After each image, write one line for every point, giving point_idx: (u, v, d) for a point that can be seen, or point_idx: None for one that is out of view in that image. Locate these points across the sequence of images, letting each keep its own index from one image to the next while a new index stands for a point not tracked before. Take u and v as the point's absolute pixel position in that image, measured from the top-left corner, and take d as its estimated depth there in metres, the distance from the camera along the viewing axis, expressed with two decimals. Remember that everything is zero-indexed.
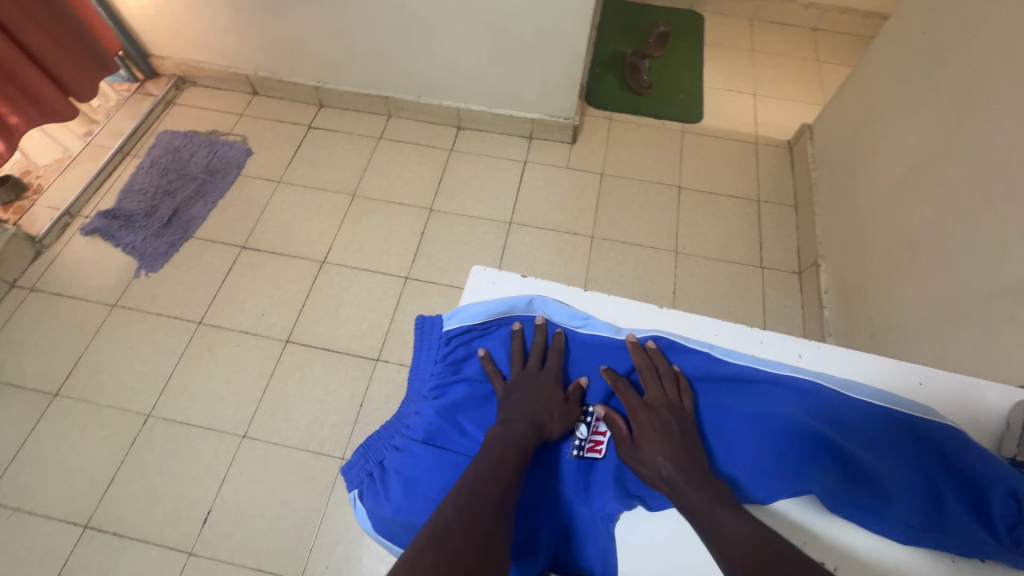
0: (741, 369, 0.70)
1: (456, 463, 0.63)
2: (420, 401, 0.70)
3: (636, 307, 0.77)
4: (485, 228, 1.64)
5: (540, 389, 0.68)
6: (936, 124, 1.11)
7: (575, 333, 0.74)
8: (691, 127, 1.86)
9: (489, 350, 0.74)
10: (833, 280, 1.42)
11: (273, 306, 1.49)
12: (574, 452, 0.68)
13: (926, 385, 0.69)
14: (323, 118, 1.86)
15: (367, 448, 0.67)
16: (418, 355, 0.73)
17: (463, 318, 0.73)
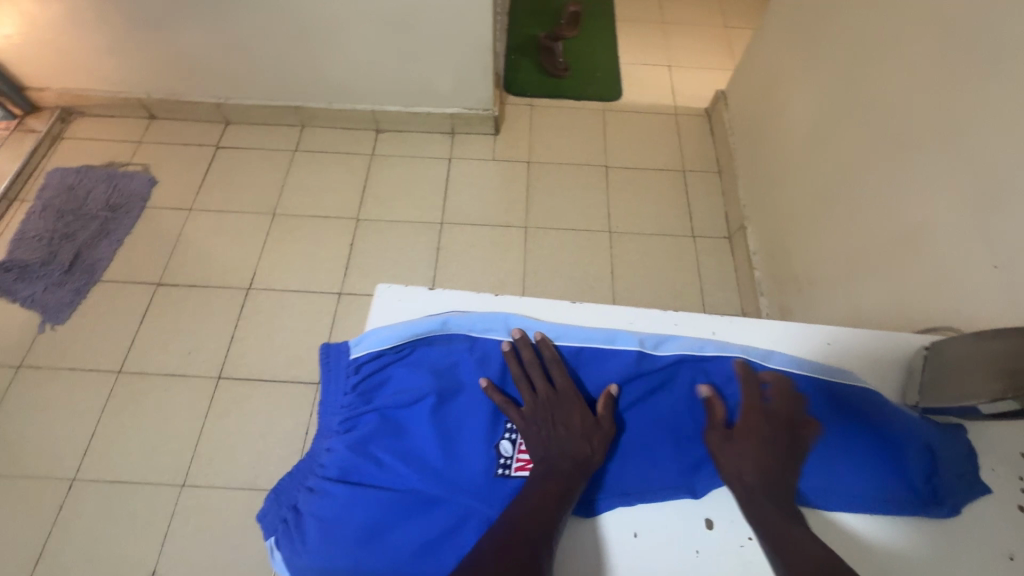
0: (665, 358, 0.68)
1: (378, 500, 0.60)
2: (331, 438, 0.64)
3: (551, 305, 0.72)
4: (417, 231, 1.59)
5: (566, 420, 0.63)
6: (834, 80, 1.14)
7: (489, 343, 0.69)
8: (612, 105, 1.86)
9: (403, 375, 0.67)
10: (760, 241, 1.45)
11: (199, 343, 1.40)
12: (499, 472, 0.61)
13: (833, 344, 0.70)
14: (231, 135, 1.75)
15: (279, 493, 0.63)
16: (323, 387, 0.66)
17: (371, 344, 0.67)
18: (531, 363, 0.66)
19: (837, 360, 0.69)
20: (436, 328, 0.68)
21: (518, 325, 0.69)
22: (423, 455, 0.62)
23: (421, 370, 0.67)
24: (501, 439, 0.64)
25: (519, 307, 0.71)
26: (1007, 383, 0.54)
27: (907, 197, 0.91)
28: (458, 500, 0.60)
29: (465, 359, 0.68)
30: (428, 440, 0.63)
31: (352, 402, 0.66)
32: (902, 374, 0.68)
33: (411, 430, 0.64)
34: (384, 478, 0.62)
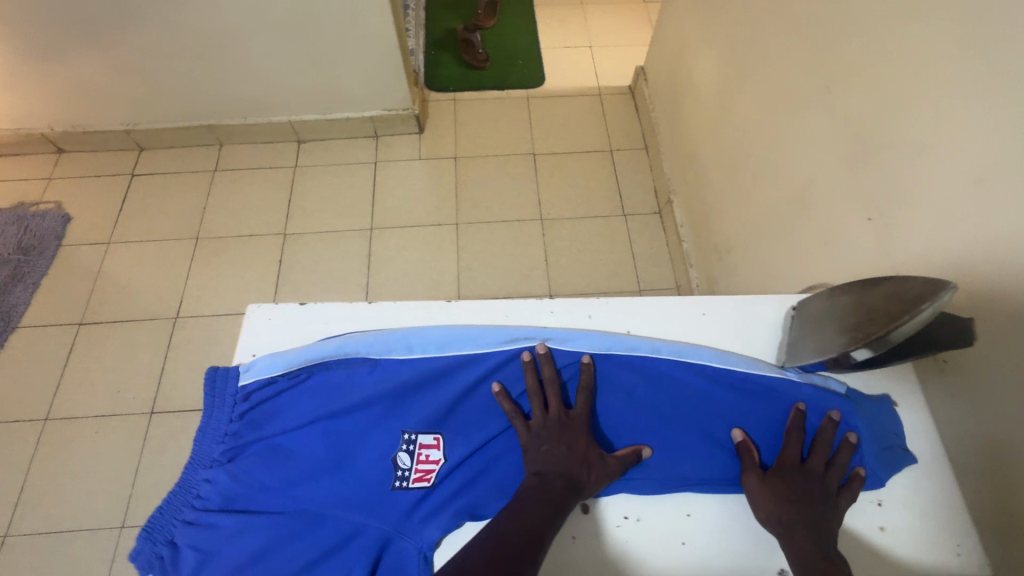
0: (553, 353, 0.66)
1: (265, 528, 0.58)
2: (212, 467, 0.61)
3: (427, 308, 0.69)
4: (347, 240, 1.56)
5: (571, 440, 0.60)
6: (728, 48, 1.14)
7: (385, 359, 0.65)
8: (536, 91, 1.85)
9: (296, 399, 0.64)
10: (685, 214, 1.47)
11: (129, 379, 1.36)
12: (394, 484, 0.61)
13: (708, 314, 0.70)
14: (147, 162, 1.69)
15: (152, 529, 0.58)
16: (206, 413, 0.62)
17: (263, 370, 0.63)
18: (553, 383, 0.63)
19: (712, 329, 0.69)
20: (331, 352, 0.65)
21: (404, 337, 0.67)
22: (320, 476, 0.61)
23: (317, 395, 0.64)
24: (399, 451, 0.62)
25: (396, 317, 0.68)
26: (851, 334, 0.55)
27: (793, 158, 0.92)
28: (348, 517, 0.59)
29: (362, 379, 0.65)
30: (325, 463, 0.61)
31: (238, 430, 0.62)
32: (776, 336, 0.68)
33: (305, 454, 0.62)
34: (270, 502, 0.60)
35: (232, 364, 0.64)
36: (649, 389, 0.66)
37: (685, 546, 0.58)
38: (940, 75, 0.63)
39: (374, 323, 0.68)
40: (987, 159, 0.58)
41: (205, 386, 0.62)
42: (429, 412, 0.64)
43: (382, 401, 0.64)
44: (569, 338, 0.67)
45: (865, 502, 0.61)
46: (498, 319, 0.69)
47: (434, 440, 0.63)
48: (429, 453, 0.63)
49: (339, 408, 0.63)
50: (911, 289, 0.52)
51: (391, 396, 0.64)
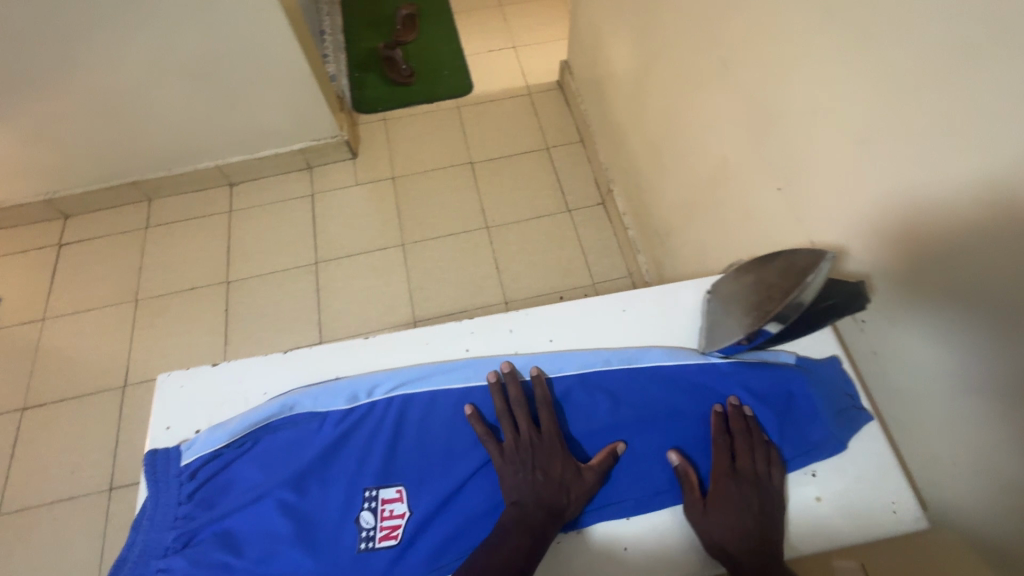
0: (496, 379, 0.63)
1: None
2: (165, 557, 0.52)
3: (339, 350, 0.64)
4: (293, 277, 1.53)
5: (546, 463, 0.56)
6: (636, 33, 1.14)
7: (334, 412, 0.59)
8: (465, 99, 1.83)
9: (249, 469, 0.56)
10: (625, 202, 1.47)
11: (82, 458, 1.30)
12: (361, 546, 0.53)
13: (628, 311, 0.69)
14: (74, 229, 1.62)
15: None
16: (152, 498, 0.55)
17: (203, 445, 0.56)
18: (521, 402, 0.59)
19: (634, 327, 0.68)
20: (276, 411, 0.59)
21: (325, 390, 0.60)
22: (282, 550, 0.52)
23: (269, 461, 0.57)
24: (360, 511, 0.55)
25: (314, 370, 0.63)
26: (754, 312, 0.57)
27: (705, 136, 0.92)
28: None
29: (314, 435, 0.58)
30: (287, 534, 0.53)
31: (188, 512, 0.54)
32: (695, 323, 0.69)
33: (260, 531, 0.53)
34: None
35: (170, 445, 0.58)
36: (574, 394, 0.63)
37: (626, 551, 0.56)
38: (817, 39, 0.63)
39: (315, 371, 0.63)
40: (869, 119, 0.58)
41: (145, 470, 0.56)
42: (382, 461, 0.57)
43: (337, 454, 0.57)
44: (496, 358, 0.64)
45: (800, 474, 0.61)
46: (422, 350, 0.65)
47: (397, 492, 0.56)
48: (393, 508, 0.55)
49: (296, 468, 0.56)
50: (799, 263, 0.56)
51: (343, 450, 0.58)
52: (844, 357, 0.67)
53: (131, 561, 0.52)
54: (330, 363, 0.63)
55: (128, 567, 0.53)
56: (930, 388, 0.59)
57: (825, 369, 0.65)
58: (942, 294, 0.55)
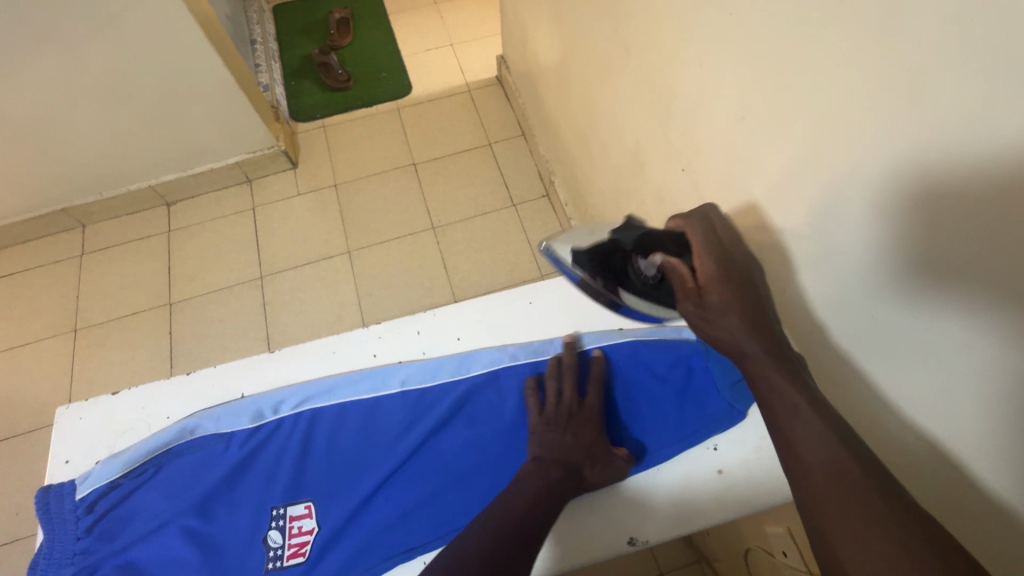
0: (402, 385, 0.63)
1: None
2: None
3: (244, 367, 0.64)
4: (238, 294, 1.50)
5: (579, 428, 0.59)
6: (555, 23, 1.14)
7: (240, 433, 0.60)
8: (405, 100, 1.82)
9: (155, 498, 0.57)
10: (566, 192, 1.48)
11: (26, 498, 1.26)
12: (268, 566, 0.54)
13: (536, 302, 0.70)
14: (4, 262, 1.56)
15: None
16: (50, 536, 0.55)
17: (100, 477, 0.56)
18: (574, 369, 0.62)
19: (543, 318, 0.69)
20: (177, 436, 0.59)
21: (228, 412, 0.60)
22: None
23: (173, 489, 0.57)
24: (268, 530, 0.55)
25: (218, 390, 0.63)
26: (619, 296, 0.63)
27: (621, 122, 0.93)
28: None
29: (218, 458, 0.59)
30: (194, 558, 0.54)
31: (88, 547, 0.55)
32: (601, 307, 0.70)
33: (165, 558, 0.54)
34: None
35: (65, 479, 0.57)
36: (483, 394, 0.63)
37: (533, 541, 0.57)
38: (698, 20, 0.64)
39: (218, 392, 0.63)
40: (746, 99, 0.60)
41: (37, 508, 0.55)
42: (288, 479, 0.58)
43: (243, 476, 0.58)
44: (402, 362, 0.64)
45: (701, 449, 0.62)
46: (328, 360, 0.65)
47: (305, 508, 0.57)
48: (301, 525, 0.56)
49: (200, 493, 0.57)
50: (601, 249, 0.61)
51: (250, 470, 0.59)
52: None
53: None
54: (235, 382, 0.63)
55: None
56: (827, 353, 0.62)
57: None
58: (815, 271, 0.59)
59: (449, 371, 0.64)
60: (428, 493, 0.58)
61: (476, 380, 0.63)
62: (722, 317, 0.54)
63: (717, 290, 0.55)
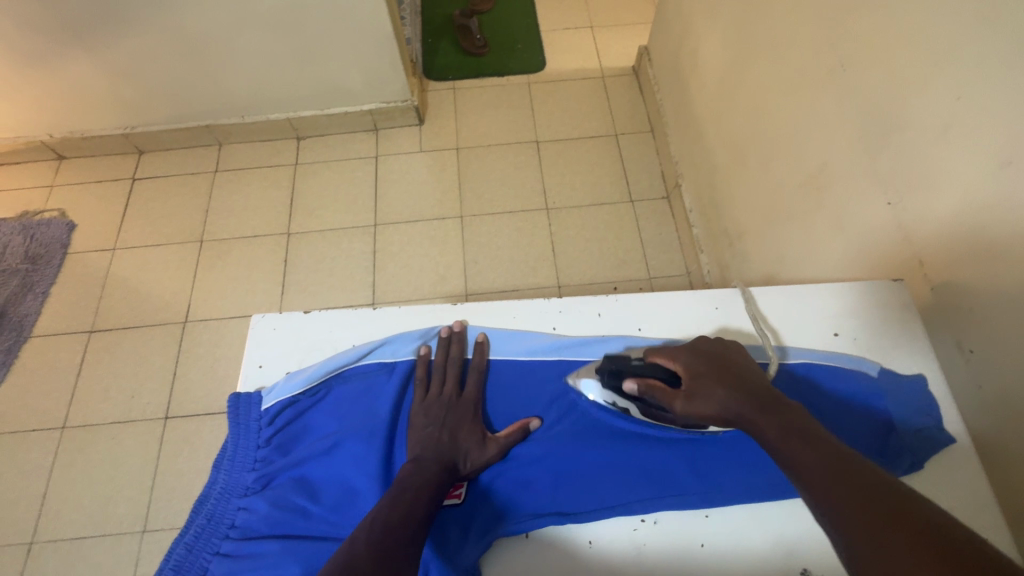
0: (571, 359, 0.63)
1: (309, 554, 0.52)
2: (246, 495, 0.55)
3: (420, 311, 0.66)
4: (351, 237, 1.55)
5: (456, 425, 0.57)
6: (735, 25, 1.10)
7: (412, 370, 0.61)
8: (537, 76, 1.80)
9: (326, 420, 0.59)
10: (693, 199, 1.44)
11: (142, 385, 1.37)
12: None
13: (721, 311, 0.65)
14: (147, 165, 1.68)
15: (177, 567, 0.52)
16: (233, 441, 0.57)
17: (285, 389, 0.59)
18: (456, 363, 0.61)
19: (727, 326, 0.64)
20: (353, 362, 0.61)
21: (400, 340, 0.63)
22: (356, 501, 0.55)
23: (343, 413, 0.59)
24: None
25: (395, 326, 0.64)
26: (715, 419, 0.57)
27: (807, 139, 0.88)
28: None
29: (385, 388, 0.61)
30: (362, 483, 0.55)
31: (267, 456, 0.57)
32: (784, 325, 0.65)
33: (336, 478, 0.56)
34: (311, 526, 0.54)
35: (253, 387, 0.60)
36: None
37: (704, 548, 0.54)
38: (963, 49, 0.59)
39: (393, 329, 0.64)
40: (1010, 142, 0.55)
41: (228, 410, 0.58)
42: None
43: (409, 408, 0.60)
44: (583, 342, 0.64)
45: None
46: (502, 320, 0.65)
47: None
48: None
49: (370, 421, 0.58)
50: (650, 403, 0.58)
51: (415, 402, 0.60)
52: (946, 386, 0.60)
53: (213, 497, 0.55)
54: (407, 324, 0.65)
55: (210, 503, 0.55)
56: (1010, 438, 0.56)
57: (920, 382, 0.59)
58: None
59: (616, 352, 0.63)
60: (586, 473, 0.57)
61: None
62: (713, 399, 0.52)
63: (695, 380, 0.54)
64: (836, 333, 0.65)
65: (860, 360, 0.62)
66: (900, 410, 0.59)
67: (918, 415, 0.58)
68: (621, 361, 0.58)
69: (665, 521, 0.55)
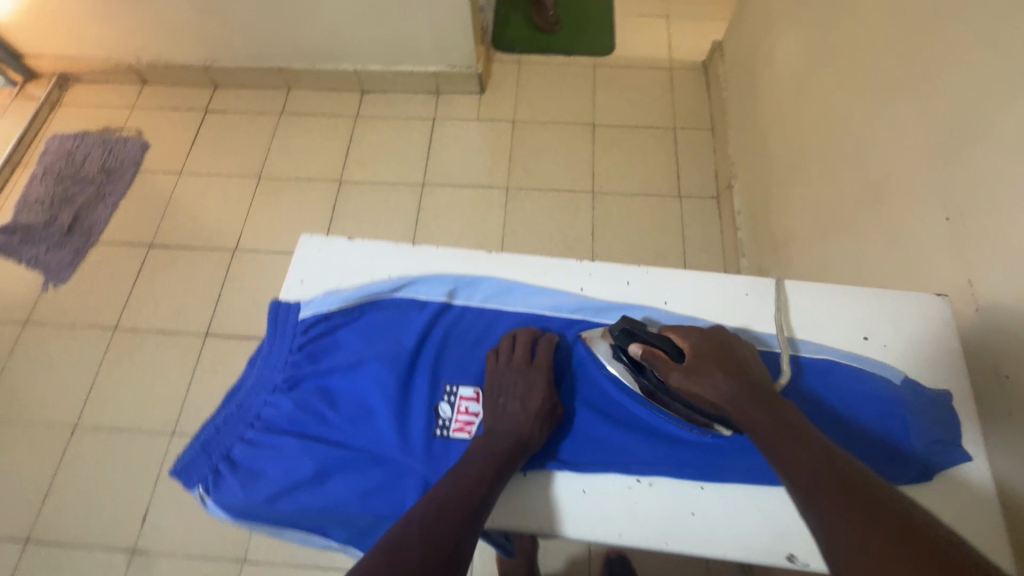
0: (593, 322, 0.64)
1: (323, 454, 0.56)
2: (274, 393, 0.60)
3: (454, 254, 0.67)
4: (399, 193, 1.59)
5: (523, 393, 0.57)
6: (817, 25, 1.06)
7: (440, 307, 0.64)
8: (604, 60, 1.79)
9: (354, 338, 0.62)
10: (744, 202, 1.41)
11: (188, 302, 1.46)
12: (437, 433, 0.58)
13: (752, 297, 0.63)
14: (220, 99, 1.76)
15: (206, 443, 0.57)
16: (270, 342, 0.62)
17: (321, 305, 0.63)
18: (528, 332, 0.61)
19: (756, 312, 0.62)
20: (386, 291, 0.64)
21: (432, 278, 0.65)
22: (372, 417, 0.58)
23: (371, 335, 0.62)
24: (441, 402, 0.59)
25: (429, 264, 0.66)
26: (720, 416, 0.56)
27: (875, 147, 0.85)
28: (399, 460, 0.56)
29: (413, 320, 0.63)
30: (379, 402, 0.58)
31: (297, 362, 0.61)
32: (812, 320, 0.62)
33: (356, 392, 0.60)
34: (328, 431, 0.58)
35: (293, 299, 0.64)
36: None
37: (693, 516, 0.54)
38: None
39: (427, 266, 0.66)
40: None
41: (269, 314, 0.63)
42: (472, 364, 0.62)
43: (431, 344, 0.62)
44: (610, 306, 0.64)
45: None
46: (532, 275, 0.66)
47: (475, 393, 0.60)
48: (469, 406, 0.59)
49: (393, 346, 0.61)
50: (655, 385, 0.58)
51: (438, 339, 0.63)
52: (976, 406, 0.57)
53: (245, 390, 0.60)
54: (441, 263, 0.66)
55: (242, 394, 0.61)
56: None
57: (948, 399, 0.57)
58: None
59: (637, 322, 0.63)
60: (591, 429, 0.58)
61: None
62: (710, 379, 0.53)
63: (697, 356, 0.54)
64: (866, 337, 0.61)
65: (885, 367, 0.59)
66: (921, 421, 0.56)
67: (940, 429, 0.55)
68: (636, 325, 0.58)
69: (658, 484, 0.55)
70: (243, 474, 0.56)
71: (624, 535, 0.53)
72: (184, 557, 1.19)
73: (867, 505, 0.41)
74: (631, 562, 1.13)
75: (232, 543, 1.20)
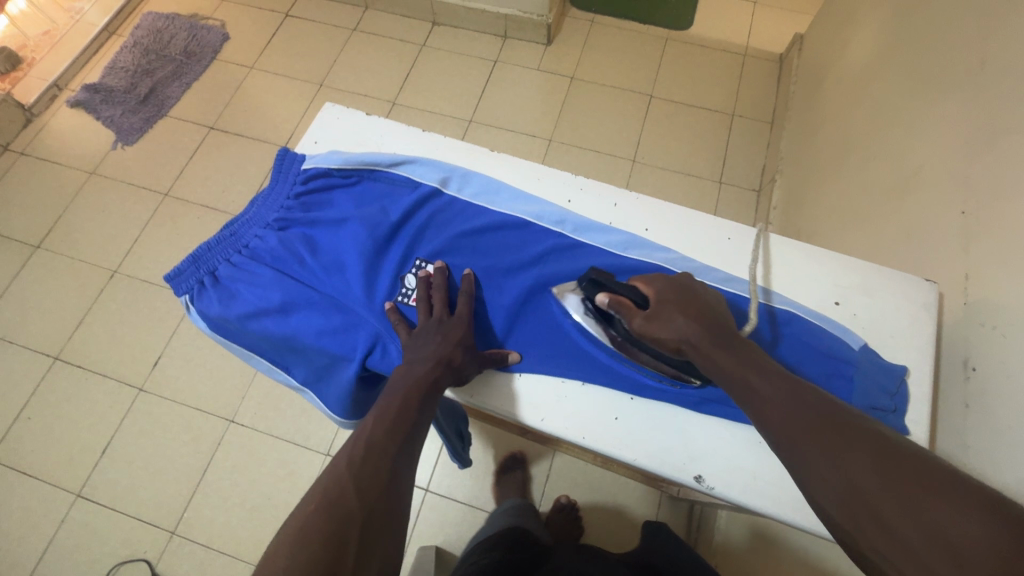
0: (571, 232, 0.65)
1: (294, 290, 0.61)
2: (264, 229, 0.65)
3: (459, 147, 0.71)
4: (446, 124, 1.64)
5: (450, 333, 0.57)
6: (894, 16, 1.01)
7: (431, 189, 0.67)
8: (678, 34, 1.74)
9: (345, 200, 0.67)
10: (782, 197, 1.37)
11: (233, 185, 1.56)
12: (397, 299, 0.61)
13: (733, 242, 0.65)
14: (301, 6, 1.83)
15: (197, 257, 0.64)
16: (272, 186, 0.68)
17: (324, 162, 0.68)
18: (442, 289, 0.61)
19: (729, 257, 0.64)
20: (386, 163, 0.68)
21: (429, 162, 0.69)
22: (342, 270, 0.63)
23: (362, 200, 0.67)
24: (408, 273, 0.63)
25: (433, 151, 0.70)
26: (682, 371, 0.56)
27: (917, 142, 0.81)
28: (357, 312, 0.61)
29: (403, 196, 0.67)
30: (353, 258, 0.63)
31: (291, 208, 0.66)
32: (788, 276, 0.64)
33: (334, 246, 0.64)
34: (302, 273, 0.63)
35: (303, 153, 0.70)
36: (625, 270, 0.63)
37: (614, 421, 0.58)
38: None
39: (430, 152, 0.70)
40: None
41: (275, 159, 0.69)
42: (445, 245, 0.65)
43: (414, 220, 0.66)
44: (592, 222, 0.66)
45: None
46: (526, 180, 0.69)
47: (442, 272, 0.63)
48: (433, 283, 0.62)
49: (379, 213, 0.65)
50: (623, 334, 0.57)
51: (421, 217, 0.66)
52: (929, 388, 0.57)
53: (241, 221, 0.66)
54: (444, 152, 0.70)
55: (237, 224, 0.66)
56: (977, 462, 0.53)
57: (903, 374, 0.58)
58: None
59: (614, 241, 0.65)
60: (540, 328, 0.61)
61: (645, 264, 0.63)
62: (671, 324, 0.52)
63: (659, 302, 0.54)
64: (838, 303, 0.63)
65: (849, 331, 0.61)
66: (864, 387, 0.57)
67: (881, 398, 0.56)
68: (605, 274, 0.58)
69: (590, 387, 0.59)
70: (223, 290, 0.62)
71: (546, 421, 0.58)
72: (181, 405, 1.31)
73: (838, 427, 0.41)
74: (580, 511, 1.16)
75: (224, 404, 1.31)
